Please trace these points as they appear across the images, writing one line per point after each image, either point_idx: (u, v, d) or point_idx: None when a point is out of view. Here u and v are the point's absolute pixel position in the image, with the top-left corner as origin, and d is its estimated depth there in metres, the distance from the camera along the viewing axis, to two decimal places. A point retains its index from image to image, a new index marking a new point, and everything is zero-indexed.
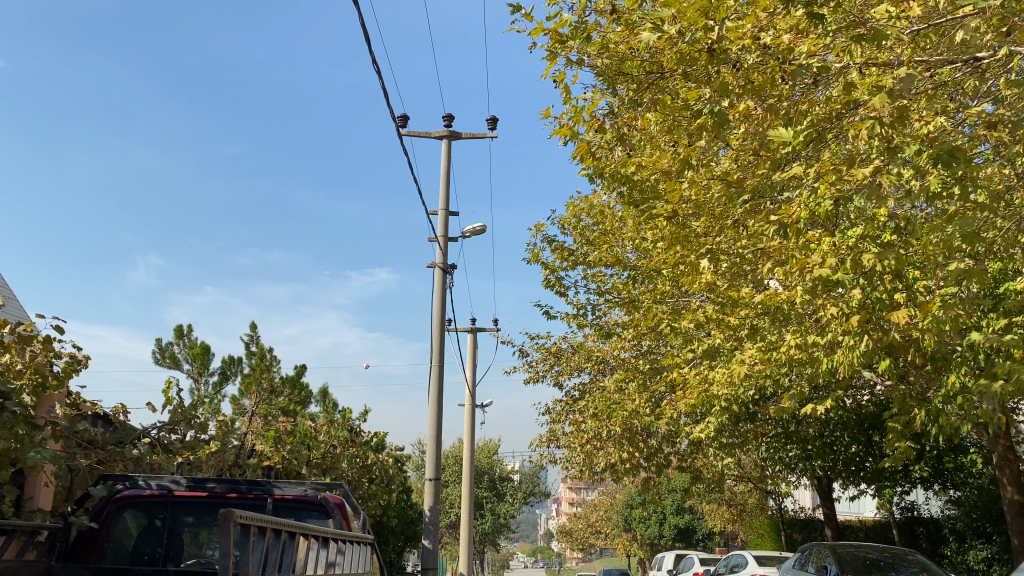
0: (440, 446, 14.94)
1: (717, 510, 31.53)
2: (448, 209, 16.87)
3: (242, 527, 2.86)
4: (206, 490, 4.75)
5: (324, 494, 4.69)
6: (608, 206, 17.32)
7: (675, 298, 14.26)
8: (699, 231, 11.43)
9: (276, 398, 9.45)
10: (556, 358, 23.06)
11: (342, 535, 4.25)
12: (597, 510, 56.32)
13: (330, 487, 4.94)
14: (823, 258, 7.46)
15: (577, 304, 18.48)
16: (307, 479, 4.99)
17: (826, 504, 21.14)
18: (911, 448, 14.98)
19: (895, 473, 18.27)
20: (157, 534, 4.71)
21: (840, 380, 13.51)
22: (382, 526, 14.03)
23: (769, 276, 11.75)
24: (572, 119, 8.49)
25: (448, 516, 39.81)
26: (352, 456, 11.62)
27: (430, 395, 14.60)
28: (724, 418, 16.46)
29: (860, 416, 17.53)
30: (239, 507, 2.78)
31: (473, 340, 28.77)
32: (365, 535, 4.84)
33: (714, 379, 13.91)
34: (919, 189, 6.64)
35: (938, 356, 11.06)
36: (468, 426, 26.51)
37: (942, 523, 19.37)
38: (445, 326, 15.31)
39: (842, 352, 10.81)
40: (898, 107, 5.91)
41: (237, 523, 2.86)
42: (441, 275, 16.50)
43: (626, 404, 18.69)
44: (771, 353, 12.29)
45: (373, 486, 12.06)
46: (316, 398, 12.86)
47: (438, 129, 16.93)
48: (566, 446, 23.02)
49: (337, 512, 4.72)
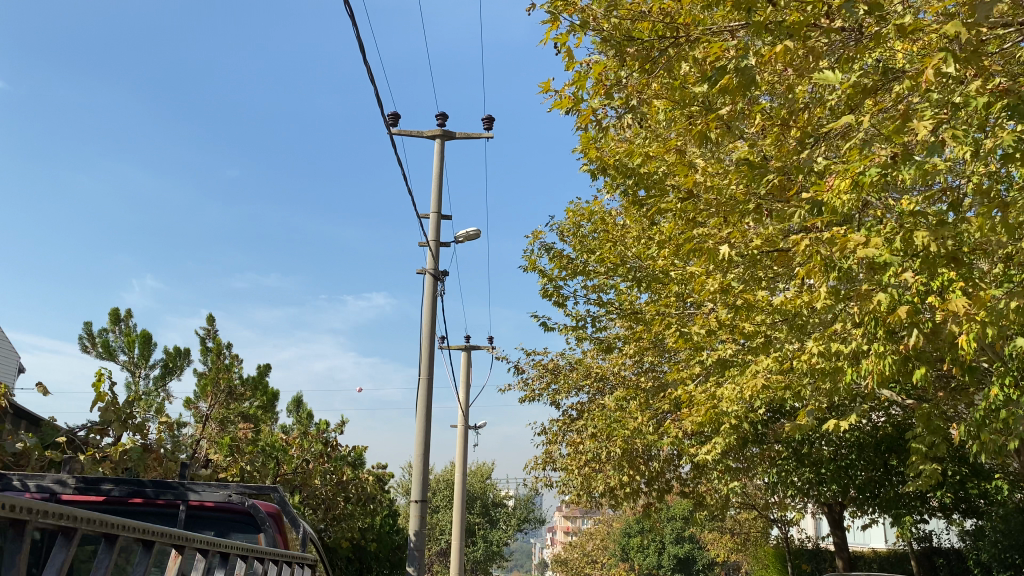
0: (428, 464, 13.74)
1: (720, 540, 30.25)
2: (440, 212, 15.91)
3: (19, 530, 1.79)
4: (99, 493, 3.65)
5: (252, 500, 3.58)
6: (610, 211, 16.39)
7: (684, 306, 13.27)
8: (710, 230, 10.49)
9: (237, 402, 8.37)
10: (554, 375, 21.97)
11: (262, 554, 3.12)
12: (593, 540, 54.74)
13: (261, 492, 3.81)
14: (866, 241, 6.52)
15: (576, 315, 17.51)
16: (233, 481, 3.84)
17: (837, 533, 19.91)
18: (936, 471, 13.87)
19: (913, 501, 16.86)
20: (34, 550, 3.64)
21: (864, 395, 12.48)
22: (362, 551, 12.78)
23: (790, 279, 10.80)
24: (575, 88, 7.48)
25: (439, 544, 38.34)
26: (325, 472, 10.49)
27: (417, 409, 13.47)
28: (733, 438, 15.38)
29: (877, 438, 16.31)
30: (9, 498, 1.71)
31: (466, 359, 27.79)
32: (305, 554, 3.71)
33: (726, 393, 12.85)
34: (986, 152, 5.62)
35: (976, 366, 10.00)
36: (461, 449, 25.34)
37: (962, 555, 18.17)
38: (434, 334, 14.22)
39: (871, 361, 9.81)
40: (973, 37, 4.88)
41: (10, 521, 1.79)
42: (432, 282, 15.49)
43: (627, 422, 17.53)
44: (790, 364, 11.23)
45: (349, 507, 10.81)
46: (289, 408, 11.74)
47: (431, 129, 16.06)
48: (563, 469, 21.79)
49: (270, 524, 3.61)
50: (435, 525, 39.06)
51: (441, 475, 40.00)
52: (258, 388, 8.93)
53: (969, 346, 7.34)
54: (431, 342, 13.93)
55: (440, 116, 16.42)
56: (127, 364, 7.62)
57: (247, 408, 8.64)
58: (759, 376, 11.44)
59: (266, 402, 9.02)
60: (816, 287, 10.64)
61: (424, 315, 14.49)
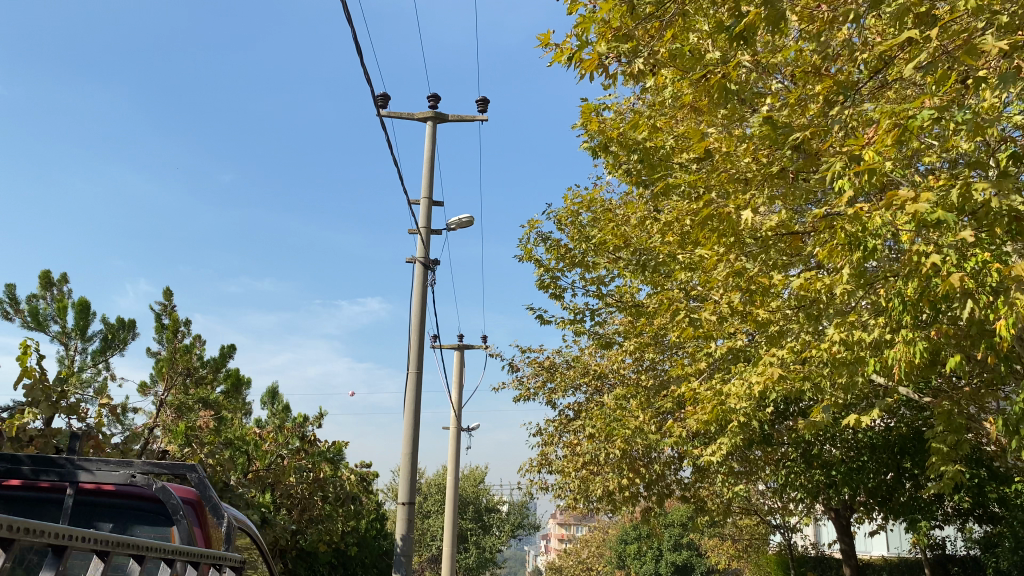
0: (415, 463, 12.84)
1: (720, 546, 29.45)
2: (432, 198, 15.09)
3: None
4: None
5: (162, 482, 2.74)
6: (610, 199, 15.63)
7: (690, 292, 12.45)
8: (719, 207, 9.70)
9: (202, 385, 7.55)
10: (550, 374, 21.09)
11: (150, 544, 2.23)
12: (588, 547, 53.91)
13: (175, 472, 2.98)
14: (917, 195, 5.78)
15: (574, 308, 16.71)
16: (139, 457, 3.04)
17: (845, 540, 19.08)
18: (960, 473, 13.06)
19: (928, 505, 15.99)
20: None
21: (883, 391, 11.69)
22: (343, 556, 11.83)
23: (806, 260, 10.07)
24: (578, 33, 6.71)
25: (430, 550, 37.33)
26: (301, 469, 9.58)
27: (405, 404, 12.61)
28: (740, 437, 14.60)
29: (891, 439, 15.53)
30: None
31: (461, 358, 26.93)
32: (230, 553, 2.81)
33: (737, 386, 12.02)
34: None
35: (1009, 355, 9.24)
36: (452, 452, 24.46)
37: (978, 563, 17.40)
38: (425, 323, 13.38)
39: (896, 349, 9.13)
40: None
41: None
42: (421, 271, 14.64)
43: (628, 421, 16.59)
44: (808, 354, 10.40)
45: (328, 507, 9.89)
46: (263, 400, 10.85)
47: (421, 110, 15.24)
48: (559, 472, 20.91)
49: (185, 515, 2.78)
50: (426, 530, 38.10)
51: (433, 479, 39.03)
52: (226, 373, 8.08)
53: (1008, 329, 7.31)
54: (420, 333, 13.08)
55: (433, 98, 15.60)
56: (60, 336, 7.33)
57: (211, 394, 7.76)
58: (772, 367, 10.60)
59: (232, 387, 8.16)
60: (837, 269, 9.91)
61: (413, 305, 13.61)
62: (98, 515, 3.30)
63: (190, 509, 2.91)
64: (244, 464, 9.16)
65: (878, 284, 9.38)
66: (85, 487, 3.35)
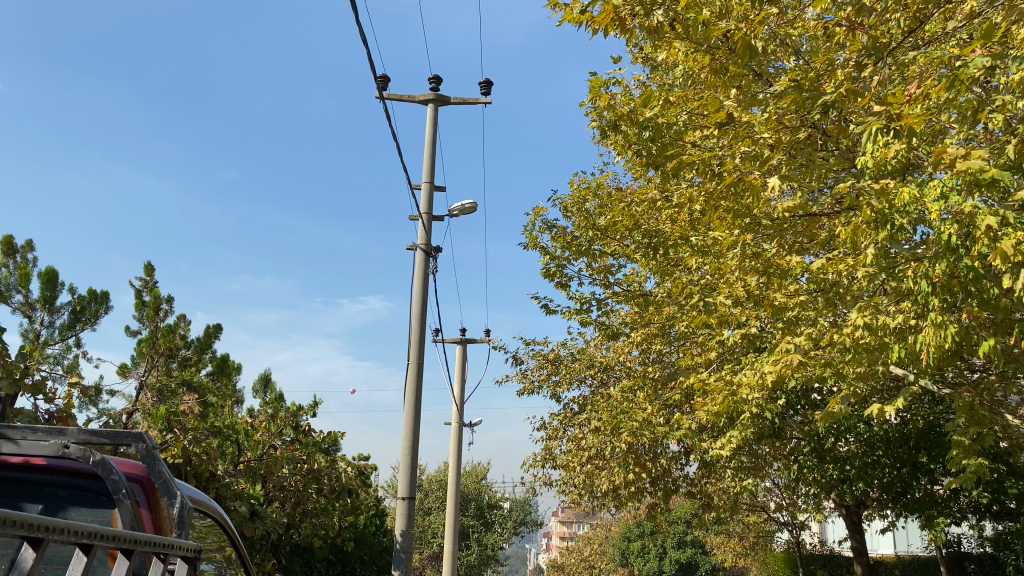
0: (415, 456, 12.34)
1: (725, 543, 29.00)
2: (433, 183, 14.61)
3: None
4: None
5: (102, 458, 2.41)
6: (617, 185, 15.15)
7: (702, 277, 11.95)
8: (736, 183, 9.20)
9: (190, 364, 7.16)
10: (554, 367, 20.60)
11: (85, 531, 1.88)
12: (590, 544, 53.49)
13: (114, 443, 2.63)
14: None
15: (580, 298, 16.23)
16: (69, 426, 2.69)
17: (857, 537, 18.58)
18: (984, 467, 12.55)
19: (945, 501, 15.49)
20: None
21: (904, 380, 11.20)
22: (340, 552, 11.32)
23: (826, 242, 9.59)
24: None
25: (430, 547, 36.90)
26: (294, 460, 9.09)
27: (405, 395, 12.13)
28: (751, 430, 14.14)
29: (907, 433, 15.03)
30: None
31: (461, 353, 26.47)
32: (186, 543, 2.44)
33: (750, 375, 11.51)
34: None
35: None
36: (454, 447, 24.00)
37: (996, 561, 16.89)
38: (424, 312, 12.90)
39: (926, 333, 8.63)
40: None
41: None
42: (422, 259, 14.16)
43: (636, 413, 16.10)
44: (827, 340, 9.89)
45: (324, 500, 9.39)
46: (256, 388, 10.36)
47: (423, 92, 14.76)
48: (562, 467, 20.44)
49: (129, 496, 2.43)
50: (427, 527, 37.69)
51: (435, 475, 38.59)
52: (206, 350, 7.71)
53: None
54: (421, 321, 12.59)
55: (433, 80, 15.10)
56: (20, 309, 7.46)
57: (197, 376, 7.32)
58: (790, 354, 10.07)
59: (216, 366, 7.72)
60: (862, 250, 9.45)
61: (415, 293, 13.13)
62: (24, 494, 2.93)
63: (138, 488, 2.62)
64: (233, 454, 8.67)
65: (905, 265, 8.87)
66: (5, 462, 2.96)
